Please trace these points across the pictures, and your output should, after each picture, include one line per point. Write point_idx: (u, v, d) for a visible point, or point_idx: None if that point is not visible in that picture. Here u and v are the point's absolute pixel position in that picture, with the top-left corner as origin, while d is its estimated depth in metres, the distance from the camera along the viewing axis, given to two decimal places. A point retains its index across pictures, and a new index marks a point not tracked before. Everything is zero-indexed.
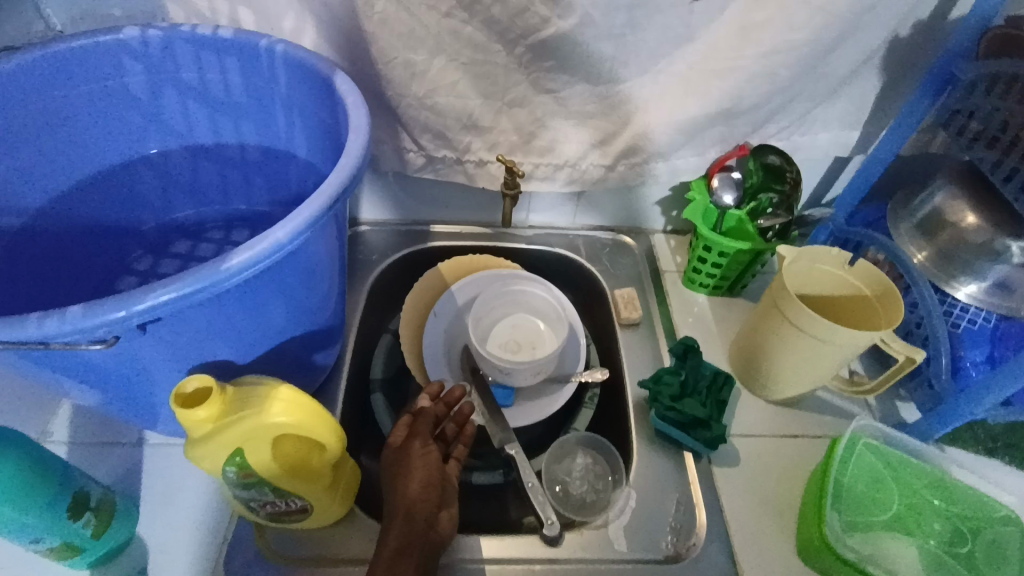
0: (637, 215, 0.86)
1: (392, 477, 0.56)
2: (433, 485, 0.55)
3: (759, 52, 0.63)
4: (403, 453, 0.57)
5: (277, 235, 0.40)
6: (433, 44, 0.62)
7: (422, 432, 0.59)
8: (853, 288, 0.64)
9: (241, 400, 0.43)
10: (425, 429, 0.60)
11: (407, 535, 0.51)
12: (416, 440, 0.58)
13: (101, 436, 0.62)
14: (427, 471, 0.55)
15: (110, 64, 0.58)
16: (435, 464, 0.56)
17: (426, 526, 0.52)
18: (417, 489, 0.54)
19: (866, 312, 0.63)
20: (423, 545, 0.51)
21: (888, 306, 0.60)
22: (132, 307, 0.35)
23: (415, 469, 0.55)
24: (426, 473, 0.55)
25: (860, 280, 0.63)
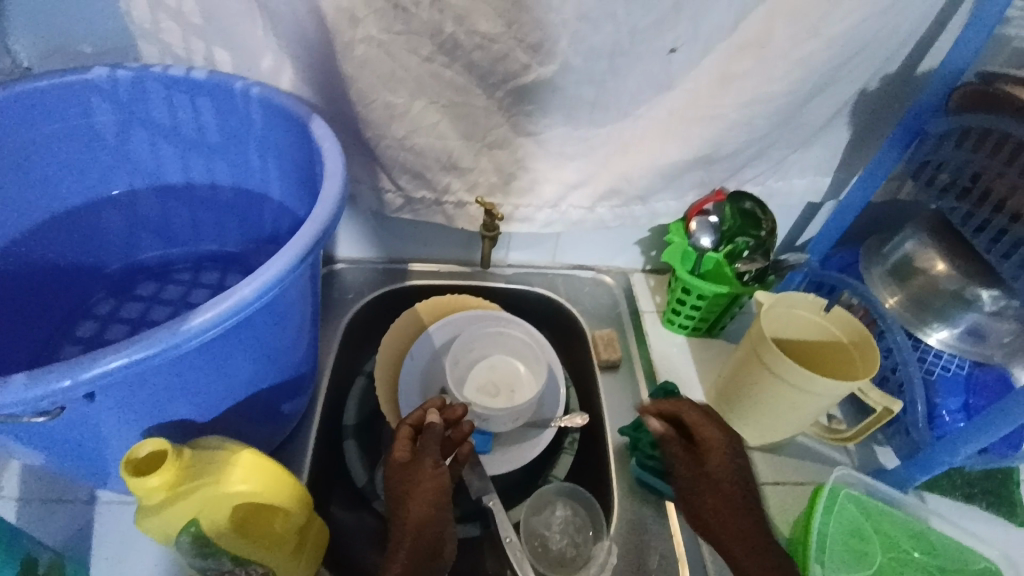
0: (617, 255, 0.86)
1: (400, 494, 0.56)
2: (440, 506, 0.56)
3: (737, 102, 0.64)
4: (412, 470, 0.57)
5: (243, 292, 0.39)
6: (413, 87, 0.62)
7: (430, 449, 0.58)
8: (830, 334, 0.64)
9: (198, 467, 0.40)
10: (433, 447, 0.59)
11: (413, 558, 0.52)
12: (427, 457, 0.58)
13: (50, 492, 0.57)
14: (435, 493, 0.56)
15: (76, 103, 0.56)
16: (442, 486, 0.57)
17: (432, 549, 0.54)
18: (425, 511, 0.55)
19: (843, 359, 0.63)
20: (427, 568, 0.53)
21: (865, 355, 0.60)
22: (79, 376, 0.33)
23: (423, 491, 0.56)
24: (436, 492, 0.56)
25: (839, 327, 0.63)
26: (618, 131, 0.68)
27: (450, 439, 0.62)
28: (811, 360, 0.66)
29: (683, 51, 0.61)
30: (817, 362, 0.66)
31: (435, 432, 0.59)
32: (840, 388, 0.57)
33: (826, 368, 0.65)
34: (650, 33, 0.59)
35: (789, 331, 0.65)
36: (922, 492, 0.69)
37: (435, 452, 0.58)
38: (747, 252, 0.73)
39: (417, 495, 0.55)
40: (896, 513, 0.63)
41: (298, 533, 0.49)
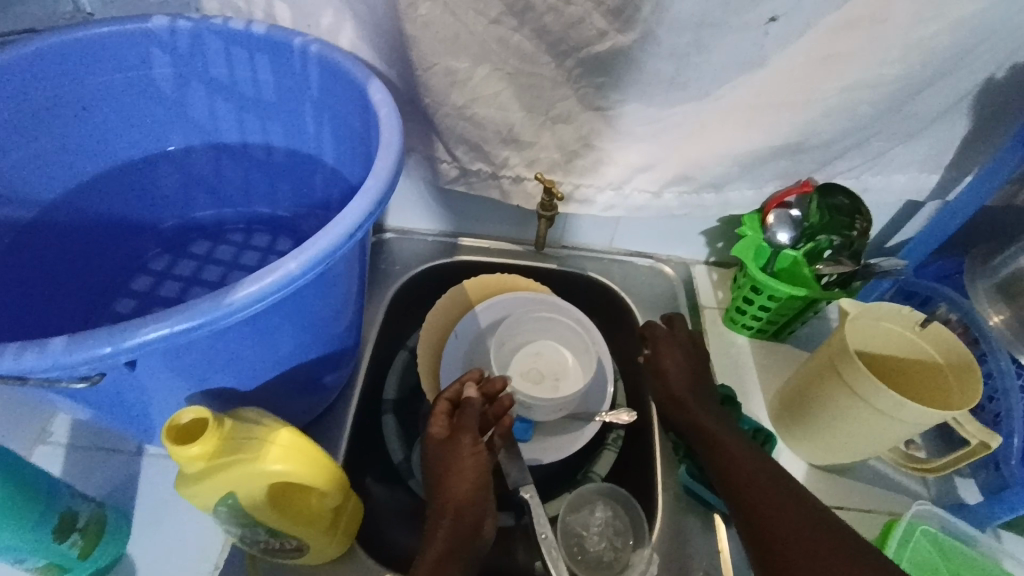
0: (680, 244, 0.81)
1: (441, 471, 0.55)
2: (481, 487, 0.54)
3: (841, 84, 0.57)
4: (451, 447, 0.56)
5: (289, 266, 0.36)
6: (477, 51, 0.57)
7: (469, 425, 0.57)
8: (923, 351, 0.57)
9: (238, 440, 0.39)
10: (471, 423, 0.57)
11: (456, 538, 0.50)
12: (466, 434, 0.56)
13: (100, 441, 0.59)
14: (476, 472, 0.54)
15: (135, 54, 0.55)
16: (484, 466, 0.55)
17: (474, 529, 0.51)
18: (467, 490, 0.53)
19: (935, 384, 0.56)
20: (470, 549, 0.50)
21: (963, 380, 0.54)
22: (119, 344, 0.32)
23: (465, 469, 0.54)
24: (478, 471, 0.55)
25: (933, 344, 0.57)
26: (696, 112, 0.62)
27: (490, 417, 0.60)
28: (894, 379, 0.60)
29: (783, 22, 0.54)
30: (901, 383, 0.59)
31: (472, 406, 0.58)
32: (931, 416, 0.51)
33: (910, 390, 0.59)
34: (746, 3, 0.52)
35: (872, 344, 0.59)
36: (1002, 532, 0.62)
37: (475, 429, 0.56)
38: (830, 252, 0.67)
39: (457, 473, 0.54)
40: (975, 557, 0.57)
41: (333, 511, 0.48)
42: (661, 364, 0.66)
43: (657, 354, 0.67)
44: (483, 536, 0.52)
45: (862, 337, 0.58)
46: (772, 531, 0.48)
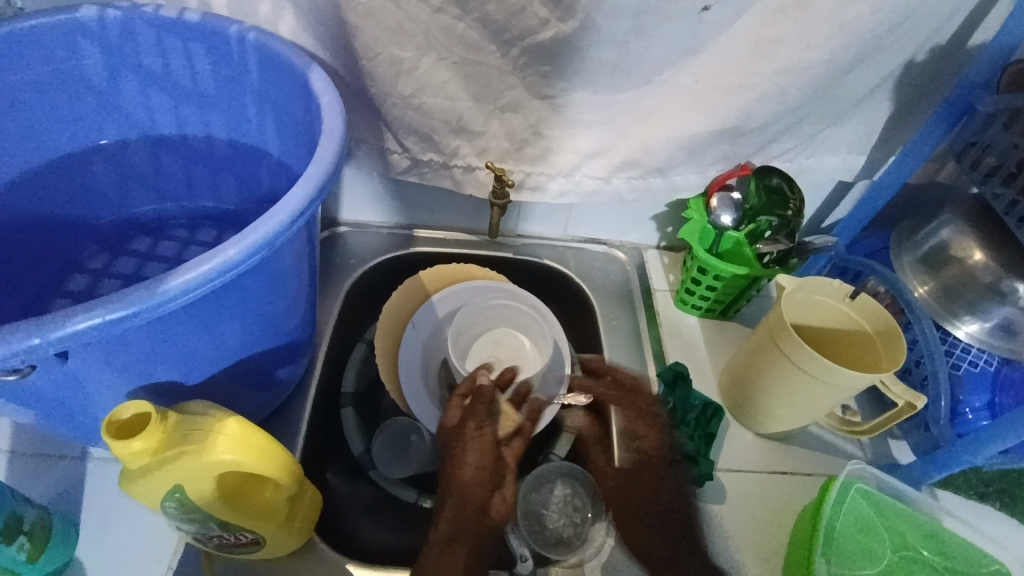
0: (631, 230, 0.83)
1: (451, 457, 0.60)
2: (490, 471, 0.59)
3: (772, 69, 0.60)
4: (459, 435, 0.61)
5: (227, 253, 0.36)
6: (422, 39, 0.58)
7: (477, 415, 0.62)
8: (853, 322, 0.61)
9: (183, 433, 0.38)
10: (479, 411, 0.62)
11: (458, 521, 0.56)
12: (471, 422, 0.61)
13: (42, 447, 0.57)
14: (481, 455, 0.60)
15: (64, 44, 0.53)
16: (489, 446, 0.60)
17: (479, 510, 0.57)
18: (471, 473, 0.58)
19: (867, 351, 0.60)
20: (476, 529, 0.56)
21: (890, 346, 0.57)
22: (48, 335, 0.31)
23: (470, 455, 0.59)
24: (485, 456, 0.60)
25: (862, 314, 0.60)
26: (640, 98, 0.63)
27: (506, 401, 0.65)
28: (831, 349, 0.63)
29: (715, 11, 0.56)
30: (839, 353, 0.63)
31: (483, 395, 0.63)
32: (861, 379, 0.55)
33: (847, 360, 0.62)
34: None
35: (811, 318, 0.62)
36: (937, 489, 0.66)
37: (482, 417, 0.62)
38: (771, 232, 0.69)
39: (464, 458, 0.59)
40: (909, 511, 0.61)
41: (288, 503, 0.47)
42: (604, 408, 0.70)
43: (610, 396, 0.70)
44: (489, 520, 0.57)
45: (799, 312, 0.62)
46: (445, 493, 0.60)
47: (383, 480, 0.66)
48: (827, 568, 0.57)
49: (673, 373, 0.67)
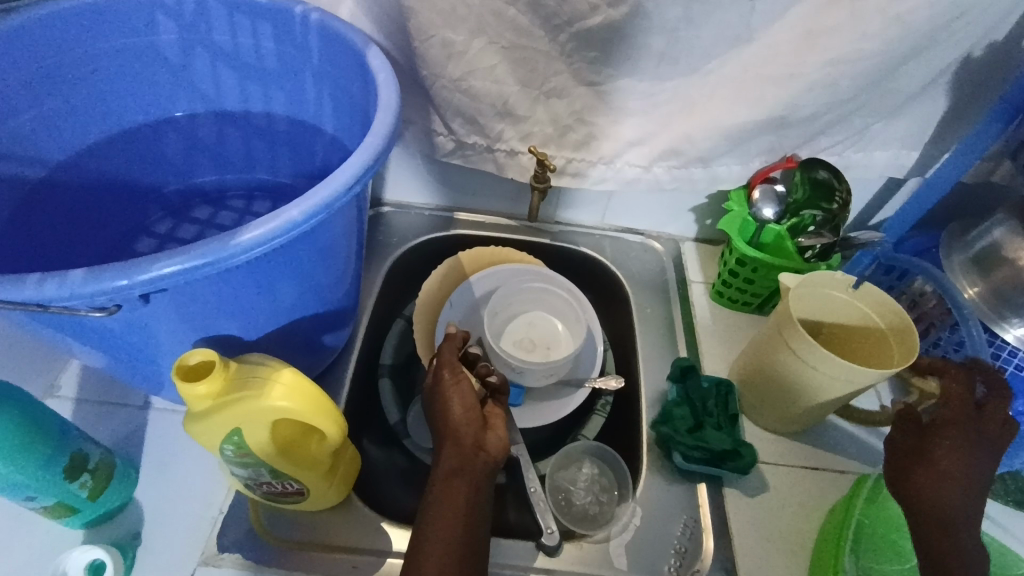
0: (669, 221, 0.83)
1: (436, 410, 0.57)
2: (473, 411, 0.55)
3: (824, 59, 0.59)
4: (436, 388, 0.58)
5: (291, 213, 0.39)
6: (473, 24, 0.59)
7: (448, 363, 0.59)
8: (867, 318, 0.60)
9: (243, 379, 0.42)
10: (450, 358, 0.59)
11: (458, 459, 0.53)
12: (444, 371, 0.58)
13: (109, 396, 0.62)
14: (463, 398, 0.56)
15: (143, 20, 0.57)
16: (469, 391, 0.57)
17: (475, 447, 0.53)
18: (459, 413, 0.55)
19: (878, 347, 0.60)
20: (476, 467, 0.52)
21: (904, 342, 0.57)
22: (135, 277, 0.34)
23: (452, 399, 0.56)
24: (464, 399, 0.56)
25: (876, 311, 0.59)
26: (686, 88, 0.64)
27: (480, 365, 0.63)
28: (839, 345, 0.63)
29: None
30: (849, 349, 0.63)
31: (451, 342, 0.62)
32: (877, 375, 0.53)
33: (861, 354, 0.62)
34: None
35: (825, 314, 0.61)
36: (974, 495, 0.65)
37: (454, 363, 0.59)
38: (813, 226, 0.69)
39: (447, 404, 0.56)
40: None
41: (331, 458, 0.50)
42: (948, 420, 0.53)
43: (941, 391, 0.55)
44: (486, 455, 0.53)
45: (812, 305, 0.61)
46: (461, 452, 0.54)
47: (416, 449, 0.68)
48: (856, 564, 0.57)
49: (681, 368, 0.68)
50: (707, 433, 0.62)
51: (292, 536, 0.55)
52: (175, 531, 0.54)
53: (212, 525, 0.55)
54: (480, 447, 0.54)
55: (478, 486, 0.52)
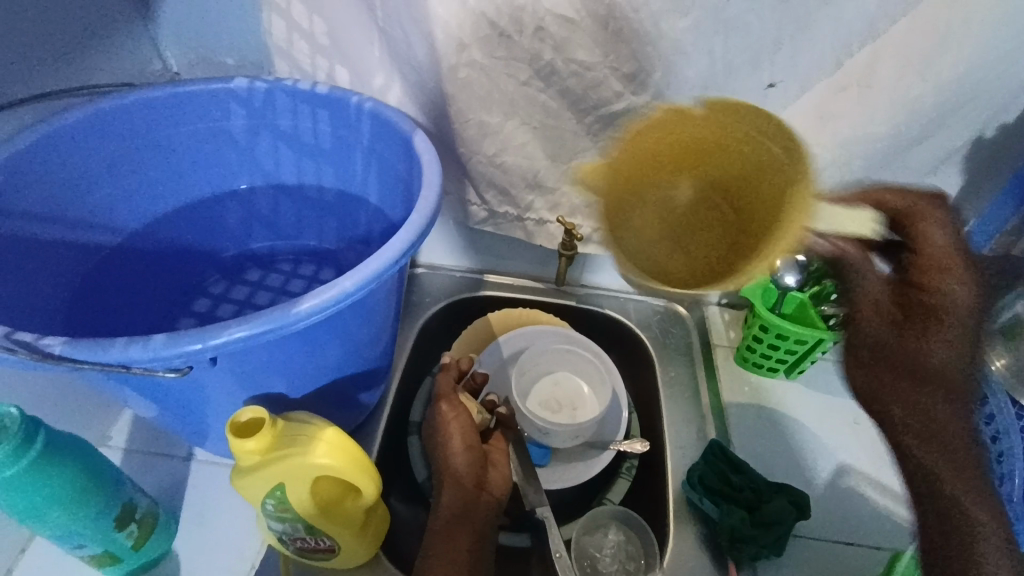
0: (693, 286, 0.85)
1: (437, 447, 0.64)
2: (472, 449, 0.63)
3: (836, 141, 0.63)
4: (438, 423, 0.65)
5: (345, 284, 0.43)
6: (508, 107, 0.65)
7: (448, 399, 0.67)
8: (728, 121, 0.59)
9: (290, 437, 0.44)
10: (449, 391, 0.67)
11: (460, 502, 0.59)
12: (444, 405, 0.66)
13: (156, 446, 0.65)
14: (464, 435, 0.64)
15: (218, 106, 0.64)
16: (469, 429, 0.64)
17: (476, 489, 0.61)
18: (459, 453, 0.62)
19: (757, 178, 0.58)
20: (476, 507, 0.60)
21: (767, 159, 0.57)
22: (208, 341, 0.38)
23: (452, 436, 0.63)
24: (465, 438, 0.63)
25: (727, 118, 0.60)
26: None
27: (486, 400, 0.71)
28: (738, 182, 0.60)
29: (780, 87, 0.61)
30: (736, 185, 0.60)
31: (449, 373, 0.69)
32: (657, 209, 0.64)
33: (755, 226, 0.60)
34: (743, 69, 0.61)
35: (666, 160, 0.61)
36: None
37: (452, 399, 0.66)
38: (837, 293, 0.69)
39: (449, 444, 0.63)
40: None
41: (364, 515, 0.52)
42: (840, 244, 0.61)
43: (912, 272, 0.58)
44: (488, 495, 0.62)
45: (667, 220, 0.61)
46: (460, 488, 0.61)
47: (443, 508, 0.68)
48: None
49: (691, 476, 0.66)
50: (768, 507, 0.60)
51: None
52: None
53: None
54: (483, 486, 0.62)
55: (478, 527, 0.59)
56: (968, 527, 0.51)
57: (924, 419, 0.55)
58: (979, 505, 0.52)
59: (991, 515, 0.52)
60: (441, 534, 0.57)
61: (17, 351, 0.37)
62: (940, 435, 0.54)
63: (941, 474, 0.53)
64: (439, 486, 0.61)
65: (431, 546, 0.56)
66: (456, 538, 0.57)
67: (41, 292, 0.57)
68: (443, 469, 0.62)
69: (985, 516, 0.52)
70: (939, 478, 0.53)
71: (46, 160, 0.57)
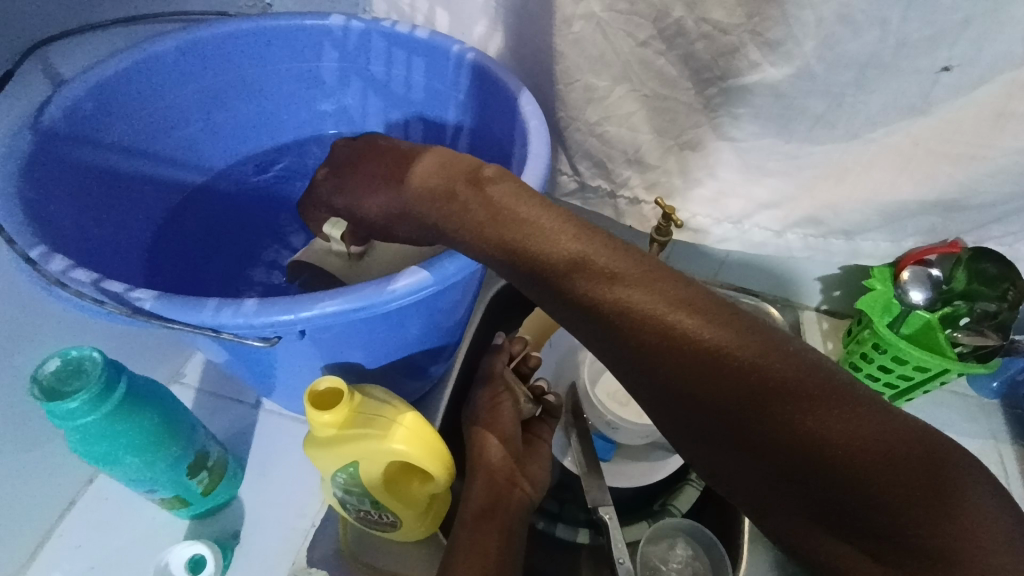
0: (791, 287, 0.77)
1: (474, 433, 0.60)
2: (509, 441, 0.59)
3: (1013, 146, 0.53)
4: (478, 409, 0.61)
5: (445, 264, 0.40)
6: (619, 71, 0.59)
7: (492, 385, 0.63)
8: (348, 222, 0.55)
9: (365, 415, 0.42)
10: (496, 375, 0.63)
11: (491, 497, 0.55)
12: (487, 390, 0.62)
13: (224, 390, 0.65)
14: (504, 425, 0.59)
15: (313, 46, 0.61)
16: (510, 420, 0.60)
17: (509, 484, 0.56)
18: (495, 443, 0.58)
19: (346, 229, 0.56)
20: (506, 504, 0.55)
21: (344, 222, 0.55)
22: (300, 313, 0.36)
23: (493, 424, 0.59)
24: (503, 430, 0.59)
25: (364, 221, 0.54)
26: (844, 153, 0.59)
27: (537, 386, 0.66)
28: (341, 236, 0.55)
29: (956, 72, 0.51)
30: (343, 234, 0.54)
31: (500, 356, 0.65)
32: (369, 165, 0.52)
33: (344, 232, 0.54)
34: (920, 48, 0.50)
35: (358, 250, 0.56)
36: None
37: (496, 385, 0.62)
38: (970, 319, 0.64)
39: (489, 433, 0.59)
40: None
41: (428, 498, 0.50)
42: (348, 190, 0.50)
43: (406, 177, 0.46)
44: (520, 493, 0.56)
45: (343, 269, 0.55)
46: (489, 481, 0.56)
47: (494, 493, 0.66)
48: None
49: None
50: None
51: (375, 561, 0.55)
52: (270, 534, 0.57)
53: (303, 537, 0.56)
54: (514, 483, 0.57)
55: (507, 526, 0.54)
56: (751, 392, 0.34)
57: (546, 257, 0.38)
58: (670, 354, 0.36)
59: (694, 336, 0.36)
60: (465, 530, 0.53)
61: (106, 304, 0.37)
62: (558, 287, 0.38)
63: (616, 323, 0.37)
64: (470, 474, 0.58)
65: (454, 541, 0.52)
66: (479, 536, 0.52)
67: (127, 228, 0.58)
68: (476, 457, 0.58)
69: (746, 348, 0.35)
70: (598, 331, 0.38)
71: (137, 88, 0.55)
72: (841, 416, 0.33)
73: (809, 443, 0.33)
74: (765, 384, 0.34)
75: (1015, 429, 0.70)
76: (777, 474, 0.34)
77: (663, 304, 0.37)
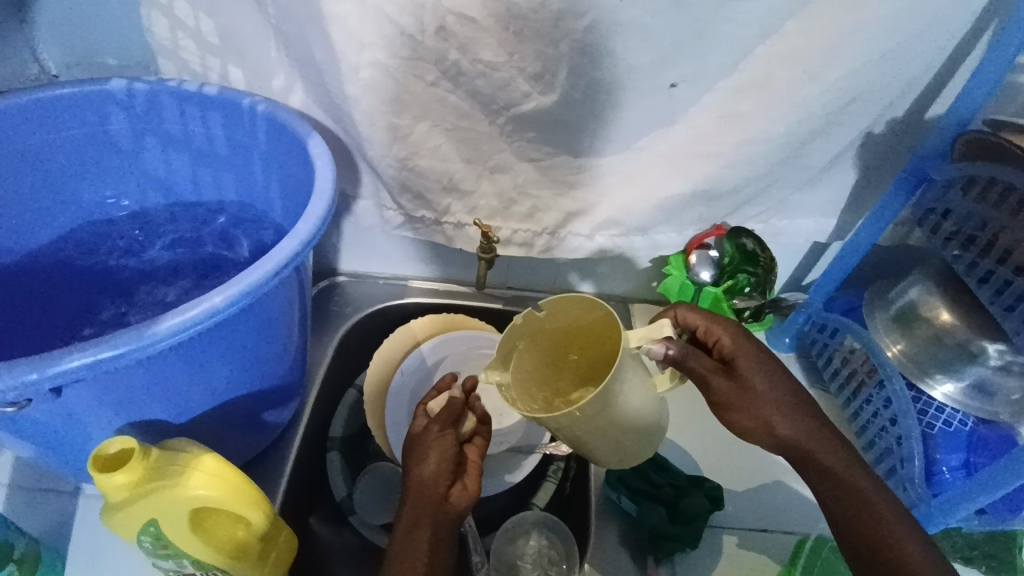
0: (617, 284, 0.86)
1: (410, 456, 0.54)
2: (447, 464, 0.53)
3: (737, 140, 0.64)
4: (419, 437, 0.55)
5: (213, 299, 0.41)
6: (417, 110, 0.63)
7: (438, 416, 0.56)
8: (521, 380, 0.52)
9: (163, 468, 0.41)
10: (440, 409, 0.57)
11: (418, 514, 0.50)
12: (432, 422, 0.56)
13: (40, 482, 0.60)
14: (442, 451, 0.53)
15: (95, 112, 0.60)
16: (450, 446, 0.54)
17: (439, 501, 0.51)
18: (432, 464, 0.52)
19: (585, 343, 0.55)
20: (437, 521, 0.49)
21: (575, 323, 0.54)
22: (45, 371, 0.37)
23: (431, 448, 0.53)
24: (442, 456, 0.53)
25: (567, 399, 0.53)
26: (623, 163, 0.67)
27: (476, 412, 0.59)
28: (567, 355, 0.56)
29: (683, 87, 0.61)
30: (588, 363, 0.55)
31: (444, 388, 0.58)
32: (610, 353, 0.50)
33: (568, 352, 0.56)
34: (650, 70, 0.60)
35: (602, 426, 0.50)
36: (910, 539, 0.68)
37: (443, 414, 0.56)
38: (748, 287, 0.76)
39: (424, 453, 0.53)
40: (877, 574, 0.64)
41: (263, 545, 0.49)
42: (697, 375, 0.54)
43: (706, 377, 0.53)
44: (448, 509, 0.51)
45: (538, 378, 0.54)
46: (418, 502, 0.50)
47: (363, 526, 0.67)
48: None
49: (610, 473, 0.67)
50: (687, 503, 0.63)
51: None
52: None
53: None
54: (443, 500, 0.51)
55: (433, 542, 0.48)
56: (858, 495, 0.50)
57: (759, 408, 0.52)
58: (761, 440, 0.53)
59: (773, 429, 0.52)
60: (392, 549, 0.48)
61: None
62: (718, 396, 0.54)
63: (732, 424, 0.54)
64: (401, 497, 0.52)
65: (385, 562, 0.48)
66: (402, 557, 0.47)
67: None
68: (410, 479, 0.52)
69: (809, 442, 0.52)
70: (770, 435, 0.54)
71: None
72: (842, 498, 0.50)
73: (844, 518, 0.50)
74: (843, 483, 0.51)
75: (810, 372, 0.83)
76: (864, 543, 0.49)
77: (807, 425, 0.53)
